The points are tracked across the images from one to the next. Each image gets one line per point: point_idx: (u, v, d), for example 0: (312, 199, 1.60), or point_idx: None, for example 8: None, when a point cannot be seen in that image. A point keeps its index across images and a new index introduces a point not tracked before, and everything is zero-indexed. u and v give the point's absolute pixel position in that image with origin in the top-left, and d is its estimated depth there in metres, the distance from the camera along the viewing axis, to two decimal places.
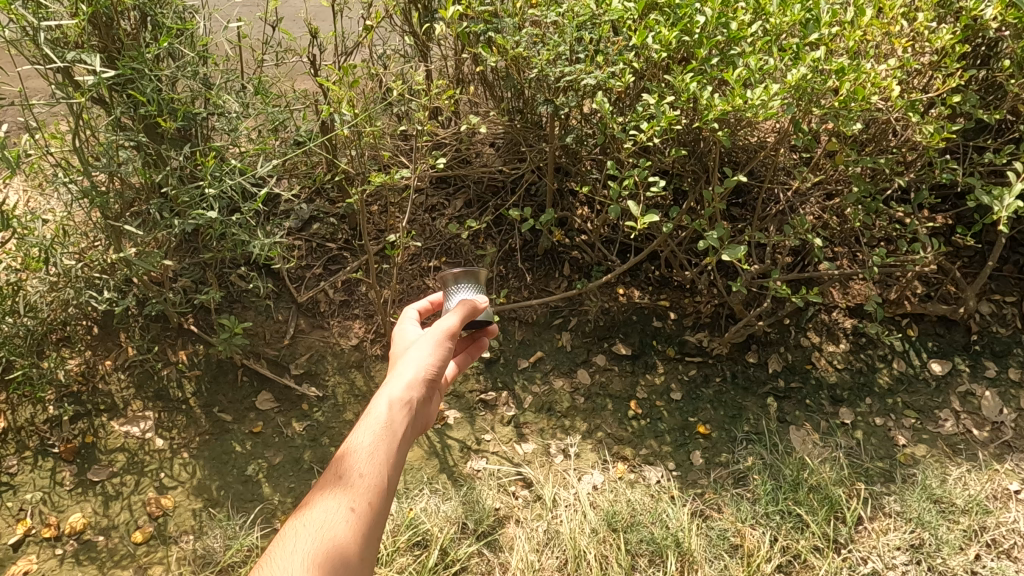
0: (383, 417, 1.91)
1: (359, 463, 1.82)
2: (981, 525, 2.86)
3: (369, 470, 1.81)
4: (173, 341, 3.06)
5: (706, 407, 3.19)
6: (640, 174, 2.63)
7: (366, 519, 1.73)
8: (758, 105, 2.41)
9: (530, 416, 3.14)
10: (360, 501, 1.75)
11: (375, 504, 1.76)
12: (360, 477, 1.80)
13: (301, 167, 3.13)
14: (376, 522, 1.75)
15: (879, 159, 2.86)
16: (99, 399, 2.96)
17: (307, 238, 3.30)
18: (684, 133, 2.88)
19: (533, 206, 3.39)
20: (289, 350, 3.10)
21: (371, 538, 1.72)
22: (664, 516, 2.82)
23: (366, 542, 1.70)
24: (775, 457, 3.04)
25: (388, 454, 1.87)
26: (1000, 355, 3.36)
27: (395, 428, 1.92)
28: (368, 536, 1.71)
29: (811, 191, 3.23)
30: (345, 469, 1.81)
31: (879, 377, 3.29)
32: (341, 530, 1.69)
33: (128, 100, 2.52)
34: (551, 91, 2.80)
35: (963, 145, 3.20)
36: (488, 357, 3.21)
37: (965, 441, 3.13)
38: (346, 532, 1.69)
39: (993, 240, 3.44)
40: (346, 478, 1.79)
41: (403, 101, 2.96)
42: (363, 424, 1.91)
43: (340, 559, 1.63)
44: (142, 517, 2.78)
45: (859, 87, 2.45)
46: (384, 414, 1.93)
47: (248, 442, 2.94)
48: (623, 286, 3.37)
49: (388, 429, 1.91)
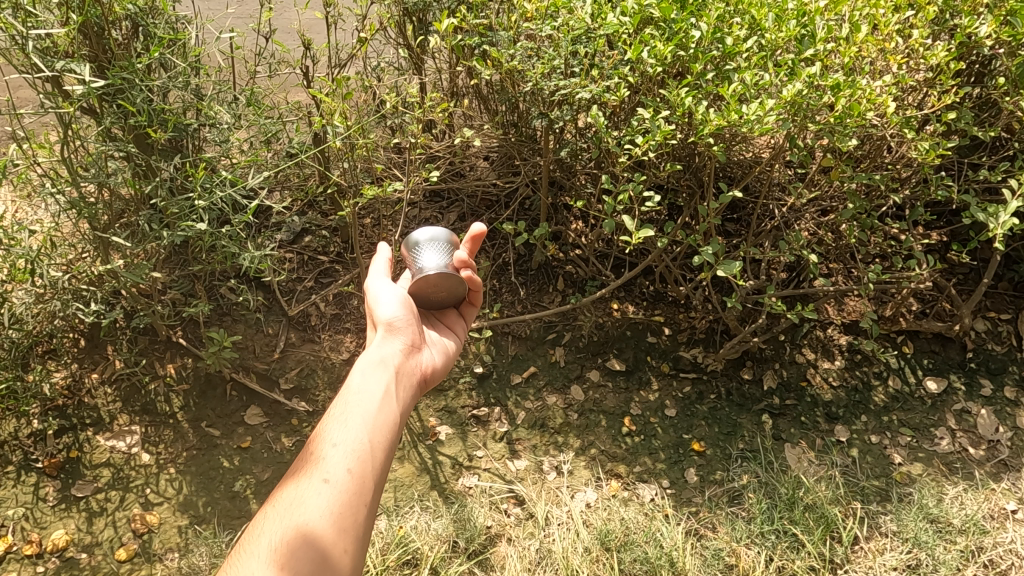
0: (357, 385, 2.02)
1: (333, 435, 1.89)
2: (978, 545, 2.82)
3: (346, 437, 1.88)
4: (161, 354, 3.02)
5: (701, 424, 3.16)
6: (636, 189, 2.61)
7: (344, 481, 1.78)
8: (753, 121, 2.40)
9: (523, 432, 3.10)
10: (336, 471, 1.79)
11: (351, 467, 1.82)
12: (334, 449, 1.86)
13: (293, 179, 3.11)
14: (357, 481, 1.80)
15: (874, 175, 2.85)
16: (85, 413, 2.91)
17: (299, 250, 3.26)
18: (679, 148, 2.86)
19: (527, 220, 3.37)
20: (279, 364, 3.06)
21: (349, 506, 1.75)
22: (658, 535, 2.77)
23: (346, 501, 1.75)
24: (771, 475, 3.00)
25: (365, 422, 1.93)
26: (995, 373, 3.34)
27: (368, 396, 2.00)
28: (345, 503, 1.74)
29: (806, 207, 3.22)
30: (319, 446, 1.88)
31: (874, 395, 3.27)
32: (313, 502, 1.73)
33: (118, 110, 2.49)
34: (546, 105, 2.78)
35: (958, 162, 3.20)
36: (480, 373, 3.17)
37: (961, 460, 3.11)
38: (320, 504, 1.73)
39: (988, 257, 3.43)
40: (319, 454, 1.85)
41: (397, 114, 2.94)
42: (340, 400, 2.00)
43: (315, 522, 1.69)
44: (126, 533, 2.73)
45: (855, 103, 2.45)
46: (357, 385, 2.02)
47: (236, 458, 2.89)
48: (617, 301, 3.34)
49: (361, 398, 1.99)
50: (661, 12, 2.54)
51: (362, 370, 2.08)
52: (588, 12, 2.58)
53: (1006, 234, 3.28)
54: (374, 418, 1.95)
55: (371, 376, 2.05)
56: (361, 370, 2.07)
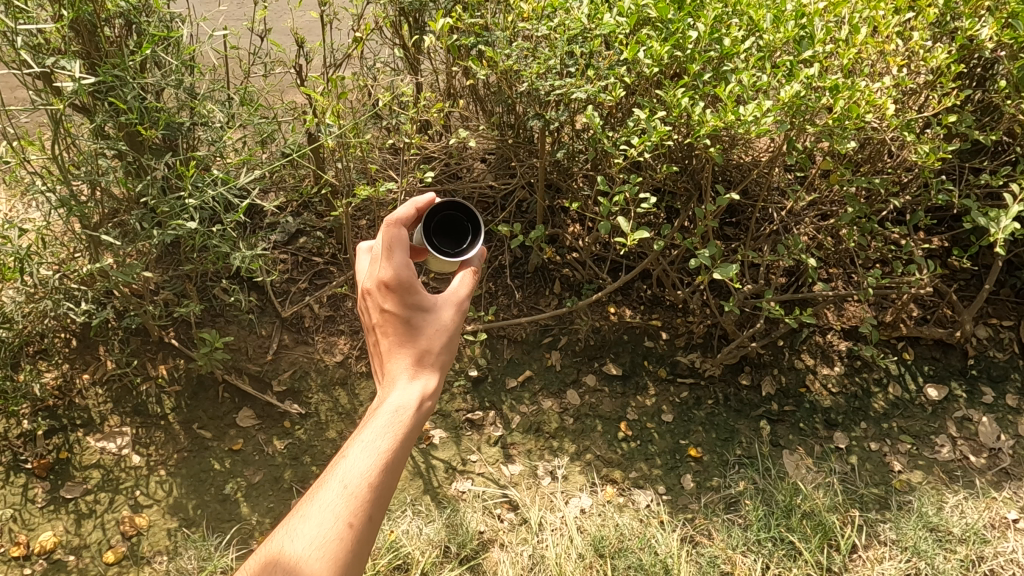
0: (396, 406, 1.73)
1: (356, 463, 1.62)
2: (978, 555, 2.79)
3: (374, 467, 1.62)
4: (153, 354, 2.99)
5: (698, 429, 3.12)
6: (631, 190, 2.58)
7: (361, 527, 1.55)
8: (750, 122, 2.37)
9: (518, 436, 3.06)
10: (352, 509, 1.55)
11: (372, 512, 1.57)
12: (360, 483, 1.59)
13: (289, 179, 3.08)
14: (371, 528, 1.57)
15: (874, 179, 2.82)
16: (75, 414, 2.89)
17: (293, 251, 3.22)
18: (676, 150, 2.83)
19: (523, 223, 3.34)
20: (271, 366, 3.03)
21: (355, 556, 1.53)
22: (653, 542, 2.73)
23: (355, 552, 1.53)
24: (767, 482, 2.97)
25: (397, 449, 1.67)
26: (997, 381, 3.31)
27: (407, 430, 1.70)
28: (351, 560, 1.52)
29: (805, 211, 3.20)
30: (342, 469, 1.61)
31: (874, 402, 3.24)
32: (313, 540, 1.52)
33: (110, 108, 2.47)
34: (542, 105, 2.75)
35: (960, 166, 3.16)
36: (475, 376, 3.14)
37: (962, 468, 3.08)
38: (326, 549, 1.51)
39: (990, 263, 3.39)
40: (341, 480, 1.59)
41: (393, 114, 2.92)
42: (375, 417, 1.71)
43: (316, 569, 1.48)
44: (115, 536, 2.70)
45: (854, 105, 2.41)
46: (394, 404, 1.73)
47: (227, 460, 2.86)
48: (614, 305, 3.30)
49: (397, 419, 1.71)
50: (658, 13, 2.52)
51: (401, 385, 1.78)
52: (585, 11, 2.55)
53: (1009, 241, 3.24)
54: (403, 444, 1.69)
55: (409, 395, 1.77)
56: (401, 390, 1.78)
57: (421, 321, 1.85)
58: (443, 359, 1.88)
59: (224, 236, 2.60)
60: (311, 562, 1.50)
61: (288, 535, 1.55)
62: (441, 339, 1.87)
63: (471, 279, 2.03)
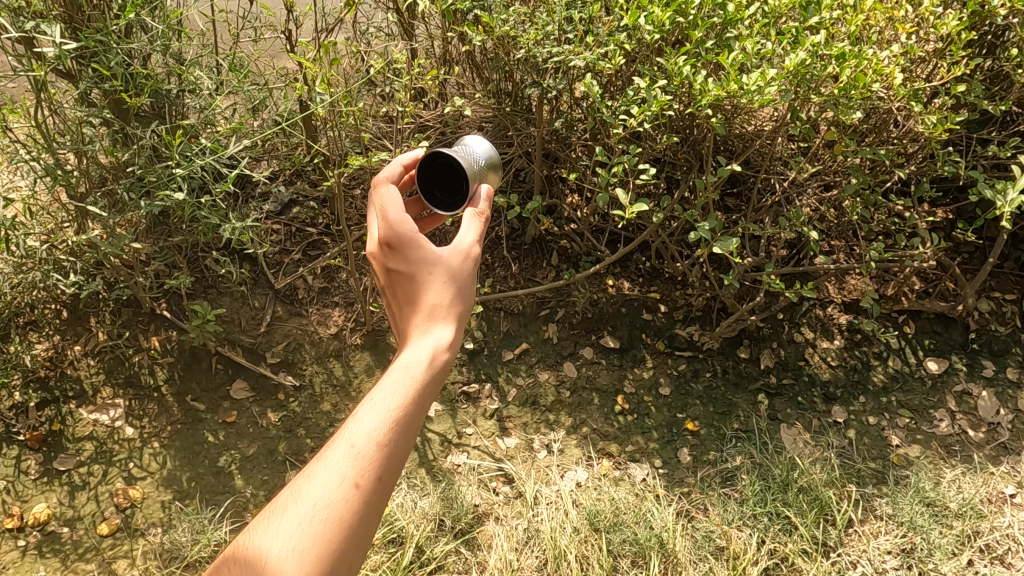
0: (409, 364, 1.47)
1: (361, 423, 1.35)
2: (975, 530, 2.77)
3: (380, 429, 1.34)
4: (145, 326, 2.95)
5: (695, 403, 3.11)
6: (630, 161, 2.52)
7: (360, 501, 1.27)
8: (754, 91, 2.30)
9: (514, 409, 3.04)
10: (350, 481, 1.28)
11: (375, 483, 1.29)
12: (366, 446, 1.32)
13: (281, 148, 3.02)
14: (376, 504, 1.29)
15: (879, 151, 2.75)
16: (67, 385, 2.86)
17: (286, 222, 3.17)
18: (677, 119, 2.76)
19: (521, 193, 3.28)
20: (265, 338, 3.00)
21: (352, 536, 1.25)
22: (648, 516, 2.71)
23: (353, 534, 1.25)
24: (764, 456, 2.95)
25: (410, 409, 1.40)
26: (998, 355, 3.29)
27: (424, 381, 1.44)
28: (349, 538, 1.24)
29: (808, 182, 3.15)
30: (347, 432, 1.35)
31: (873, 375, 3.22)
32: (301, 518, 1.23)
33: (94, 74, 2.40)
34: (539, 73, 2.68)
35: (967, 137, 3.09)
36: (471, 349, 3.11)
37: (960, 442, 3.06)
38: (316, 530, 1.23)
39: (994, 236, 3.34)
40: (341, 447, 1.32)
41: (386, 82, 2.84)
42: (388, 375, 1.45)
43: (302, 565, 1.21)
44: (108, 508, 2.68)
45: (861, 74, 2.34)
46: (406, 363, 1.47)
47: (221, 432, 2.85)
48: (612, 277, 3.26)
49: (408, 381, 1.44)
50: None
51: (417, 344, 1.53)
52: None
53: (1014, 213, 3.19)
54: (418, 405, 1.41)
55: (424, 355, 1.50)
56: (417, 348, 1.52)
57: (429, 272, 1.63)
58: (463, 304, 1.64)
59: (214, 208, 2.58)
60: (309, 536, 1.22)
61: (281, 510, 1.27)
62: (453, 289, 1.64)
63: (481, 222, 1.82)
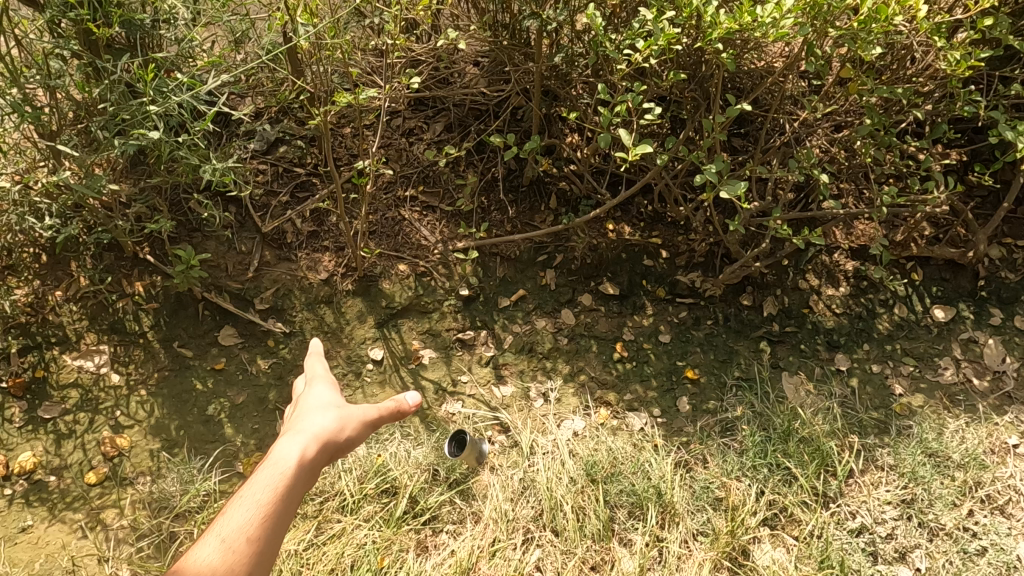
0: (328, 424, 1.82)
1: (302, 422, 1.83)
2: (976, 480, 2.73)
3: (303, 453, 1.72)
4: (128, 271, 2.83)
5: (696, 350, 3.04)
6: (634, 99, 2.38)
7: (277, 511, 1.64)
8: (769, 24, 2.16)
9: (510, 357, 2.97)
10: (264, 493, 1.65)
11: (300, 488, 1.70)
12: (295, 459, 1.71)
13: (266, 84, 2.86)
14: (288, 511, 1.67)
15: (897, 89, 2.61)
16: (50, 332, 2.77)
17: (273, 161, 3.00)
18: (685, 54, 2.61)
19: (518, 133, 3.13)
20: (253, 284, 2.90)
21: (265, 548, 1.60)
22: (646, 466, 2.65)
23: (262, 549, 1.60)
24: (766, 405, 2.89)
25: (330, 441, 1.80)
26: (1007, 303, 3.20)
27: (348, 431, 1.85)
28: (268, 539, 1.61)
29: (820, 122, 3.00)
30: (279, 450, 1.75)
31: (879, 323, 3.14)
32: (236, 520, 1.62)
33: (60, 2, 2.22)
34: (538, 3, 2.50)
35: (989, 74, 2.93)
36: (466, 295, 3.02)
37: (964, 392, 3.00)
38: (240, 536, 1.59)
39: (1010, 179, 3.21)
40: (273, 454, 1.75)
41: (375, 12, 2.66)
42: (301, 428, 1.81)
43: None
44: (96, 457, 2.62)
45: (883, 5, 2.18)
46: (320, 420, 1.83)
47: (210, 380, 2.78)
48: (613, 221, 3.15)
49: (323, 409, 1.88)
50: None
51: (332, 414, 1.87)
52: None
53: None
54: (344, 436, 1.83)
55: (330, 417, 1.85)
56: (333, 415, 1.86)
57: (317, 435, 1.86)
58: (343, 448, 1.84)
59: (193, 148, 2.46)
60: (230, 547, 1.58)
61: (219, 525, 1.63)
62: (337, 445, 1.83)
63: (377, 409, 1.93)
